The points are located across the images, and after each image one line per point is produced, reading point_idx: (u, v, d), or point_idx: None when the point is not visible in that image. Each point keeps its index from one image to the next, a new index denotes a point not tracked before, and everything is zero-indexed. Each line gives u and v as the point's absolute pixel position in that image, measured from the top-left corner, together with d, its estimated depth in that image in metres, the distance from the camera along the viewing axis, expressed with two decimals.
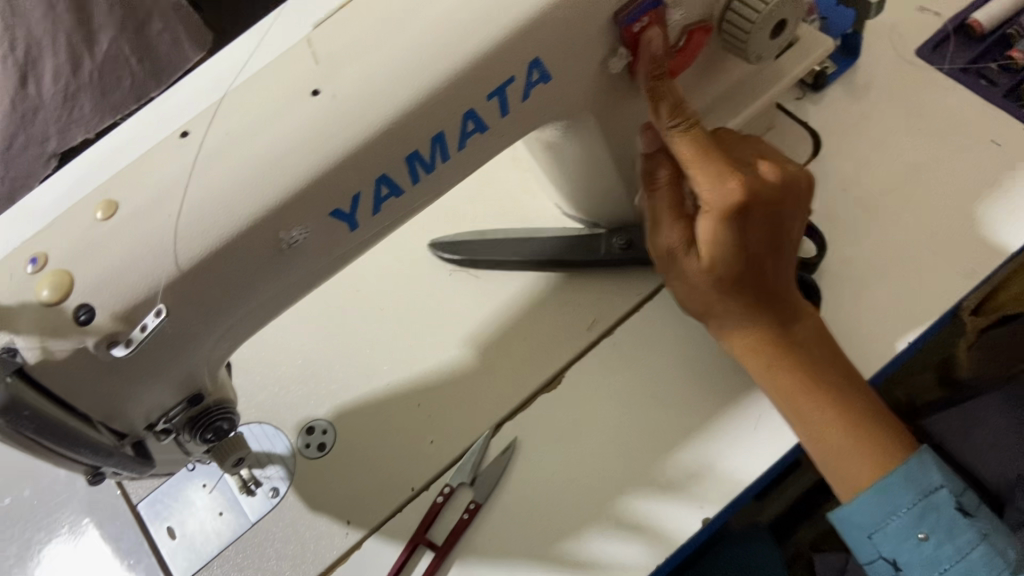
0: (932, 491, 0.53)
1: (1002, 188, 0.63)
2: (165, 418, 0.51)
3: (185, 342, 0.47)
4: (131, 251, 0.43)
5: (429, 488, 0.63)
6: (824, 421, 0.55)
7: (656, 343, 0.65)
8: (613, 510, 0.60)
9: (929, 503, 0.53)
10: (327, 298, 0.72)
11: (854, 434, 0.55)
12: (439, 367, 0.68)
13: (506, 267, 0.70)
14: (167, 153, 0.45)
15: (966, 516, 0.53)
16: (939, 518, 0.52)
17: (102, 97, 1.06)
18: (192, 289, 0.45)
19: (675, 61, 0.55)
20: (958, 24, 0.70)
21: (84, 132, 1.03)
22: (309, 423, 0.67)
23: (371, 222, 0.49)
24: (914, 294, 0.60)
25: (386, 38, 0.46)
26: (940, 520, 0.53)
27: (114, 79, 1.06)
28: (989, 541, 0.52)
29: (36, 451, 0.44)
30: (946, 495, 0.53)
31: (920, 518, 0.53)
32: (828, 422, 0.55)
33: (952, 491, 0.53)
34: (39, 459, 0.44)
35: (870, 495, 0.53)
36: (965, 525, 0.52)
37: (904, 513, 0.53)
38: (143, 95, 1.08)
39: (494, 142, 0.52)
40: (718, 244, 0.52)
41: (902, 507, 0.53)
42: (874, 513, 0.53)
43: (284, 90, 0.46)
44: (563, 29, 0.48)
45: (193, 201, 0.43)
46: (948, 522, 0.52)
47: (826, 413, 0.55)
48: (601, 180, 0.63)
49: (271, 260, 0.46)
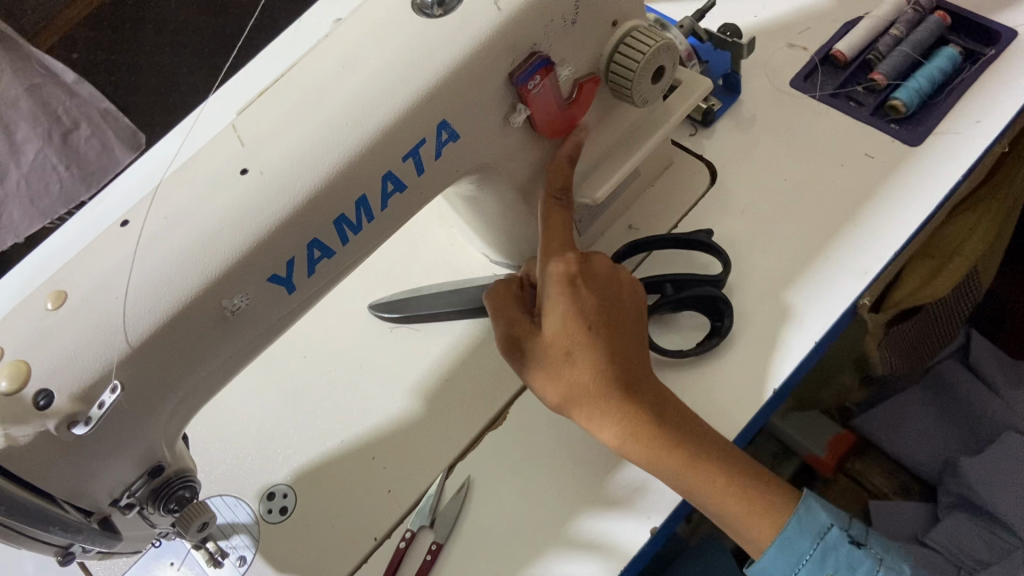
0: (826, 531, 0.58)
1: (879, 194, 0.70)
2: (128, 493, 0.53)
3: (142, 415, 0.50)
4: (83, 334, 0.46)
5: (392, 535, 0.66)
6: (715, 489, 0.58)
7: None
8: (567, 532, 0.64)
9: (827, 543, 0.58)
10: (275, 368, 0.75)
11: (745, 500, 0.58)
12: (389, 419, 0.71)
13: (442, 317, 0.74)
14: (108, 242, 0.49)
15: (860, 547, 0.58)
16: (838, 557, 0.58)
17: (32, 205, 1.17)
18: (144, 364, 0.48)
19: (570, 111, 0.60)
20: (823, 55, 0.78)
21: (13, 238, 1.17)
22: (269, 489, 0.69)
23: (307, 284, 0.53)
24: (814, 299, 0.67)
25: (305, 116, 0.50)
26: (840, 558, 0.58)
27: (42, 187, 1.17)
28: (886, 565, 0.58)
29: (8, 535, 0.46)
30: (837, 533, 0.58)
31: (823, 561, 0.58)
32: (710, 488, 0.58)
33: (842, 526, 0.59)
34: (10, 542, 0.47)
35: (776, 551, 0.58)
36: (862, 557, 0.58)
37: (808, 561, 0.58)
38: (72, 200, 1.19)
39: (414, 200, 0.57)
40: (567, 317, 0.59)
41: (805, 556, 0.58)
42: (784, 566, 0.58)
43: (214, 172, 0.50)
44: (465, 92, 0.53)
45: (138, 280, 0.47)
46: (846, 559, 0.58)
47: (716, 480, 0.58)
48: (520, 226, 0.68)
49: (217, 328, 0.50)
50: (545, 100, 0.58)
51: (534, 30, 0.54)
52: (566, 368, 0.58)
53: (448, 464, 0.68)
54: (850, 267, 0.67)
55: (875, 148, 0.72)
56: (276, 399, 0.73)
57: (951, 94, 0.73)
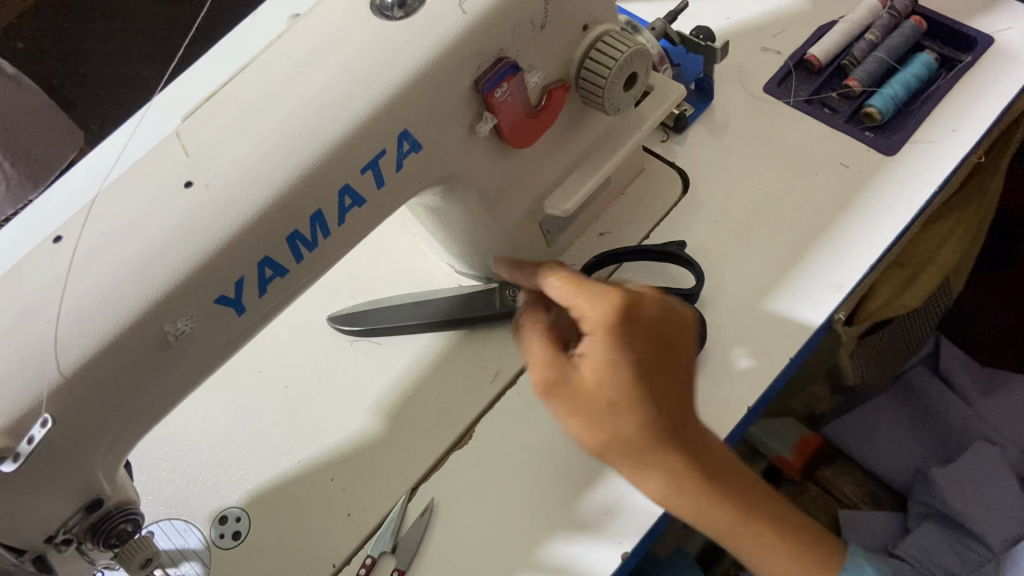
0: None
1: (854, 205, 0.68)
2: (64, 529, 0.49)
3: (78, 447, 0.46)
4: (9, 362, 0.42)
5: (351, 562, 0.63)
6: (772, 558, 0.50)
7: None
8: (534, 558, 0.61)
9: (889, 565, 0.55)
10: (229, 384, 0.72)
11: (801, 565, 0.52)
12: (348, 439, 0.68)
13: (404, 331, 0.71)
14: (38, 260, 0.45)
15: (895, 573, 0.55)
16: (865, 563, 0.52)
17: None
18: (78, 394, 0.44)
19: (539, 119, 0.57)
20: (797, 60, 0.76)
21: None
22: (221, 512, 0.65)
23: (259, 305, 0.50)
24: (789, 314, 0.65)
25: (255, 126, 0.47)
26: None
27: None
28: None
29: None
30: (891, 557, 0.56)
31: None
32: (754, 535, 0.50)
33: (895, 553, 0.56)
34: None
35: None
36: None
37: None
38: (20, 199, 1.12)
39: (374, 214, 0.53)
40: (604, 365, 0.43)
41: (871, 575, 0.54)
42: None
43: (156, 185, 0.46)
44: (427, 101, 0.50)
45: (71, 304, 0.43)
46: (871, 563, 0.53)
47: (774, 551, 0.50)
48: (486, 237, 0.65)
49: (159, 354, 0.46)
50: (513, 108, 0.55)
51: (501, 34, 0.51)
52: (613, 417, 0.43)
53: (411, 486, 0.65)
54: (825, 281, 0.65)
55: (850, 158, 0.71)
56: (230, 417, 0.70)
57: (927, 102, 0.72)
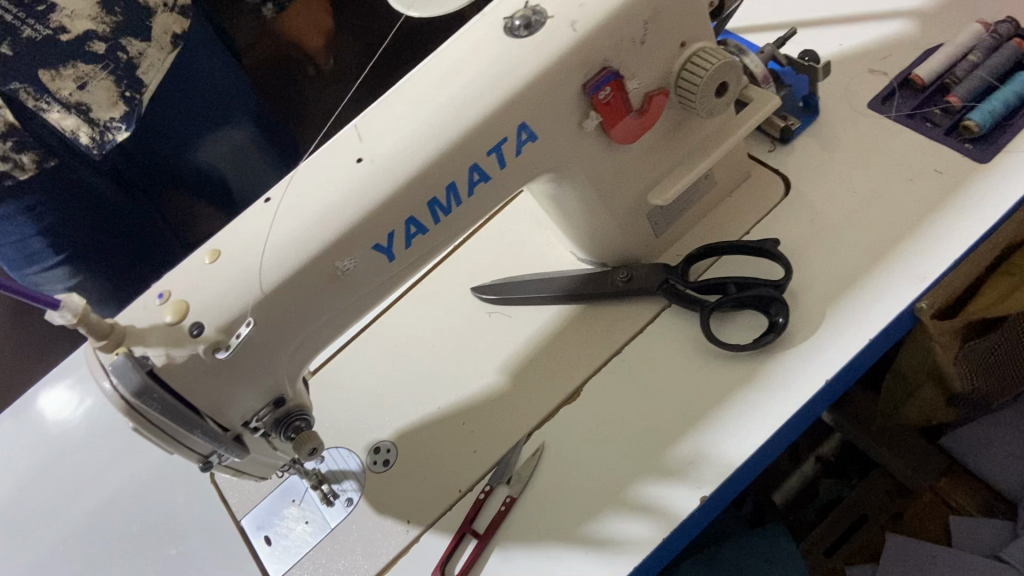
0: None
1: (941, 209, 0.76)
2: (256, 418, 0.66)
3: (273, 349, 0.62)
4: (228, 284, 0.58)
5: (473, 489, 0.76)
6: None
7: (648, 354, 0.78)
8: (625, 497, 0.71)
9: None
10: (393, 358, 0.87)
11: None
12: (480, 392, 0.82)
13: (533, 303, 0.85)
14: (254, 215, 0.61)
15: None
16: None
17: None
18: (274, 306, 0.59)
19: (641, 120, 0.68)
20: (902, 80, 0.86)
21: None
22: (375, 444, 0.82)
23: (406, 253, 0.64)
24: (866, 305, 0.73)
25: (416, 115, 0.60)
26: None
27: None
28: None
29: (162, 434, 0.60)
30: None
31: None
32: None
33: None
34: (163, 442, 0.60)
35: None
36: None
37: None
38: None
39: (499, 189, 0.66)
40: None
41: None
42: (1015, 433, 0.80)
43: (337, 160, 0.61)
44: (546, 101, 0.62)
45: (273, 242, 0.58)
46: None
47: None
48: (603, 221, 0.76)
49: (332, 282, 0.61)
50: (615, 110, 0.66)
51: (609, 47, 0.63)
52: None
53: (526, 432, 0.77)
54: (908, 274, 0.73)
55: (944, 165, 0.79)
56: (380, 383, 0.86)
57: None
